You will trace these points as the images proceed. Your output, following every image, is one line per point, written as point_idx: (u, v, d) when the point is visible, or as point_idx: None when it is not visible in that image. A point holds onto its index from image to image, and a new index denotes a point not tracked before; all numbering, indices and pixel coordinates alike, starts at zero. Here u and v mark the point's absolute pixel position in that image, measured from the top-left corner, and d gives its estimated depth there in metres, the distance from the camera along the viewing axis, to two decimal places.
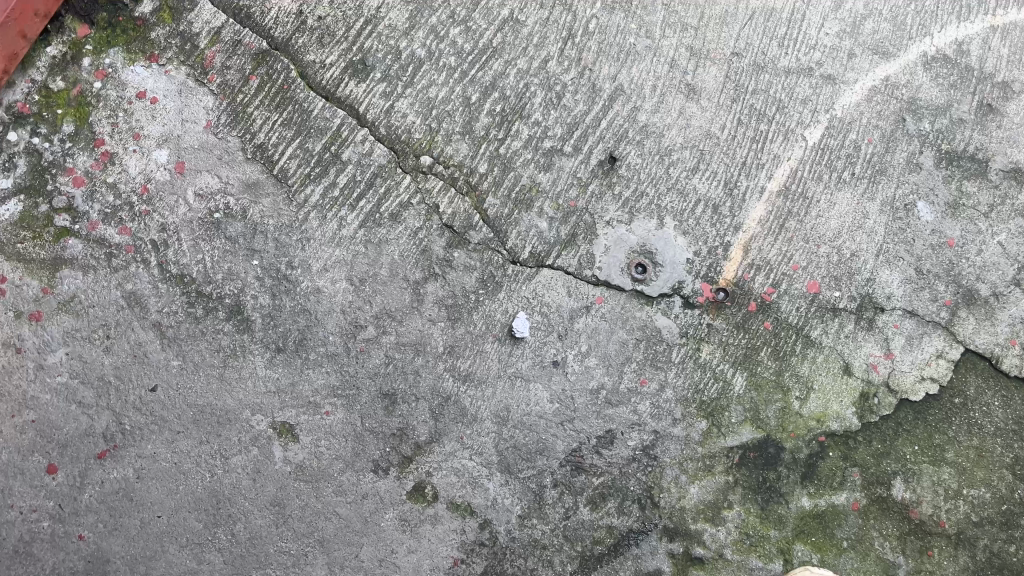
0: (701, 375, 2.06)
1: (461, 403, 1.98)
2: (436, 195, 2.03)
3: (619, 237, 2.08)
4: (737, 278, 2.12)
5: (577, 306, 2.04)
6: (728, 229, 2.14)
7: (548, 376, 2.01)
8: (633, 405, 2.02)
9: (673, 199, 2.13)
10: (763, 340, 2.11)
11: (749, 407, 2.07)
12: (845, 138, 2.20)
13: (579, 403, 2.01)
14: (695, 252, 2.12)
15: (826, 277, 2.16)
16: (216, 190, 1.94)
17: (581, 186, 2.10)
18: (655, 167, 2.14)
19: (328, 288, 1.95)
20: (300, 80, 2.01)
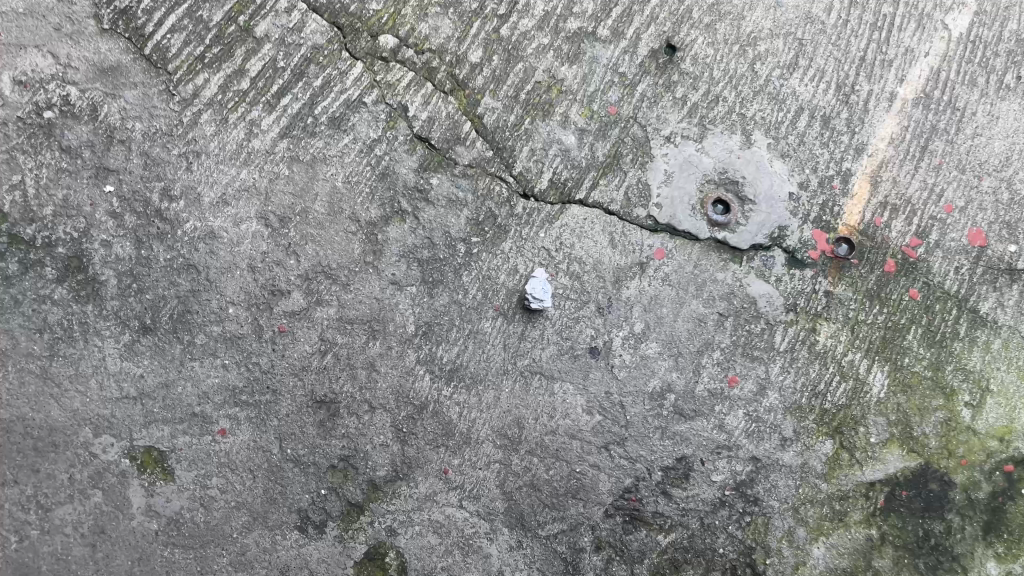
0: (820, 371, 1.32)
1: (444, 415, 1.23)
2: (403, 93, 1.30)
3: (686, 159, 1.36)
4: (864, 223, 1.39)
5: (626, 263, 1.30)
6: (846, 150, 1.41)
7: (582, 371, 1.26)
8: (718, 417, 1.27)
9: (763, 105, 1.41)
10: (909, 317, 1.36)
11: (896, 421, 1.32)
12: (1003, 29, 1.43)
13: (632, 415, 1.26)
14: (801, 184, 1.39)
15: (996, 223, 1.39)
16: (51, 77, 1.22)
17: (627, 85, 1.38)
18: (734, 62, 1.41)
19: (229, 232, 1.21)
20: None
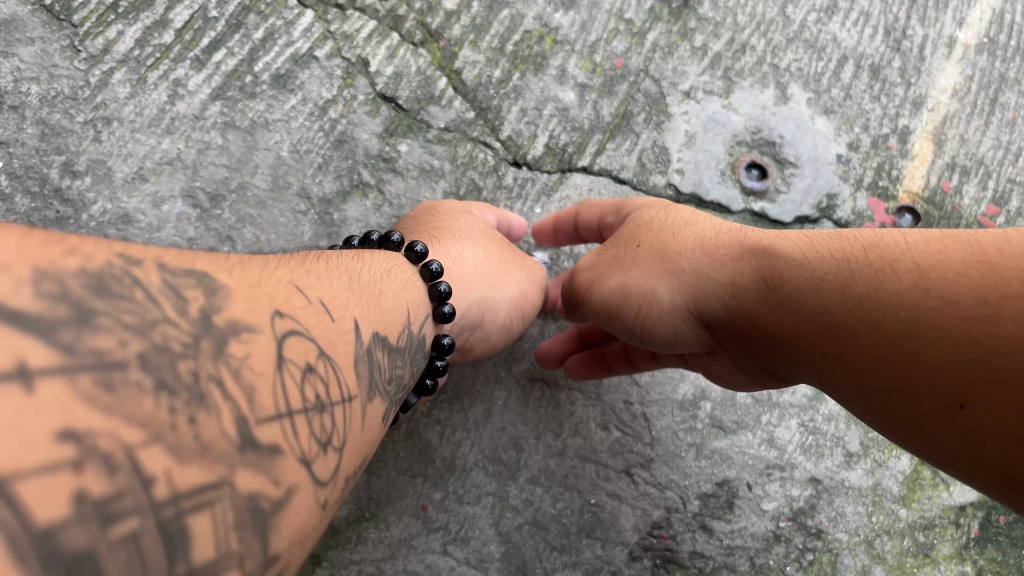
0: None
1: (421, 436, 0.97)
2: (364, 46, 1.08)
3: (711, 117, 1.13)
4: (929, 188, 1.15)
5: None
6: (902, 104, 1.19)
7: (595, 376, 1.02)
8: (765, 430, 1.02)
9: (799, 54, 1.18)
10: None
11: None
12: None
13: (659, 430, 1.00)
14: (850, 144, 1.15)
15: None
16: None
17: (635, 34, 1.16)
18: (761, 5, 1.20)
19: (146, 215, 0.97)
20: None
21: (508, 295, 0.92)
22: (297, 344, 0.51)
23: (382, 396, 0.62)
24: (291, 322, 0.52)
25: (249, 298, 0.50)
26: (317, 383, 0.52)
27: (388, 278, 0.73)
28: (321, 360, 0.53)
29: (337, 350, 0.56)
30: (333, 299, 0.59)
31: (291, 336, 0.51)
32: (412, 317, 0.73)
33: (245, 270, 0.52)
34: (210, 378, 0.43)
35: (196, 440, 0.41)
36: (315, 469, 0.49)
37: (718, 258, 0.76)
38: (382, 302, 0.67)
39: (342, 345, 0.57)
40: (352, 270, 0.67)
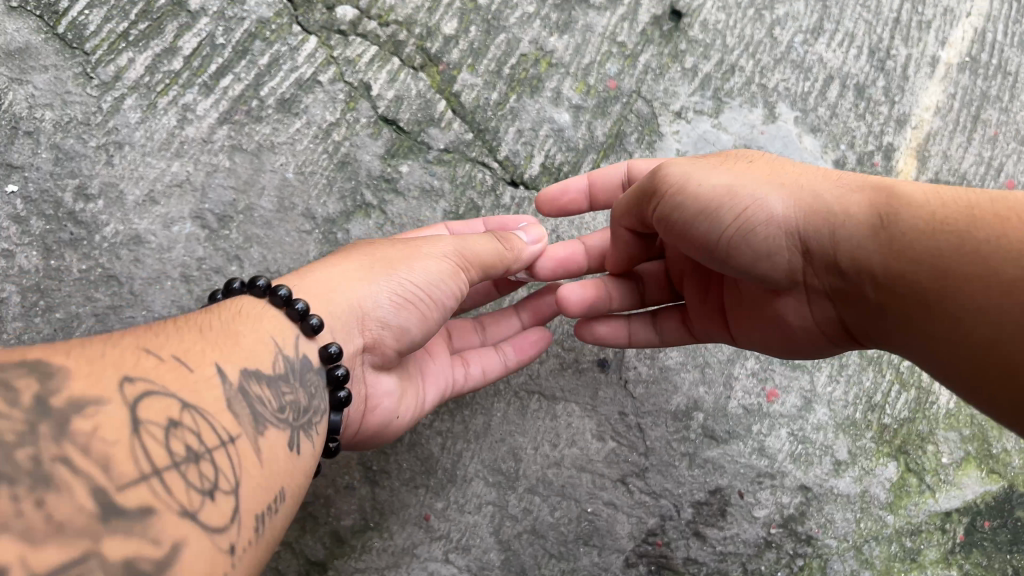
0: (876, 379, 1.10)
1: (423, 448, 1.00)
2: (366, 70, 1.11)
3: (702, 136, 1.17)
4: None
5: None
6: (886, 122, 1.23)
7: (590, 388, 1.04)
8: (756, 439, 1.05)
9: (787, 75, 1.22)
10: None
11: (971, 436, 1.11)
12: None
13: (653, 440, 1.03)
14: (836, 162, 1.19)
15: None
16: None
17: (627, 56, 1.20)
18: (751, 27, 1.24)
19: (157, 236, 1.01)
20: None
21: (393, 287, 0.88)
22: (150, 404, 0.64)
23: (274, 426, 0.74)
24: (141, 385, 0.64)
25: (93, 374, 0.62)
26: (184, 432, 0.65)
27: (240, 319, 0.79)
28: (183, 413, 0.66)
29: (204, 400, 0.69)
30: (188, 353, 0.72)
31: (139, 399, 0.63)
32: (286, 342, 0.81)
33: (87, 353, 0.64)
34: (55, 457, 0.56)
35: (63, 510, 0.54)
36: (197, 506, 0.62)
37: (838, 188, 0.79)
38: (257, 338, 0.79)
39: (211, 394, 0.70)
40: (215, 322, 0.78)
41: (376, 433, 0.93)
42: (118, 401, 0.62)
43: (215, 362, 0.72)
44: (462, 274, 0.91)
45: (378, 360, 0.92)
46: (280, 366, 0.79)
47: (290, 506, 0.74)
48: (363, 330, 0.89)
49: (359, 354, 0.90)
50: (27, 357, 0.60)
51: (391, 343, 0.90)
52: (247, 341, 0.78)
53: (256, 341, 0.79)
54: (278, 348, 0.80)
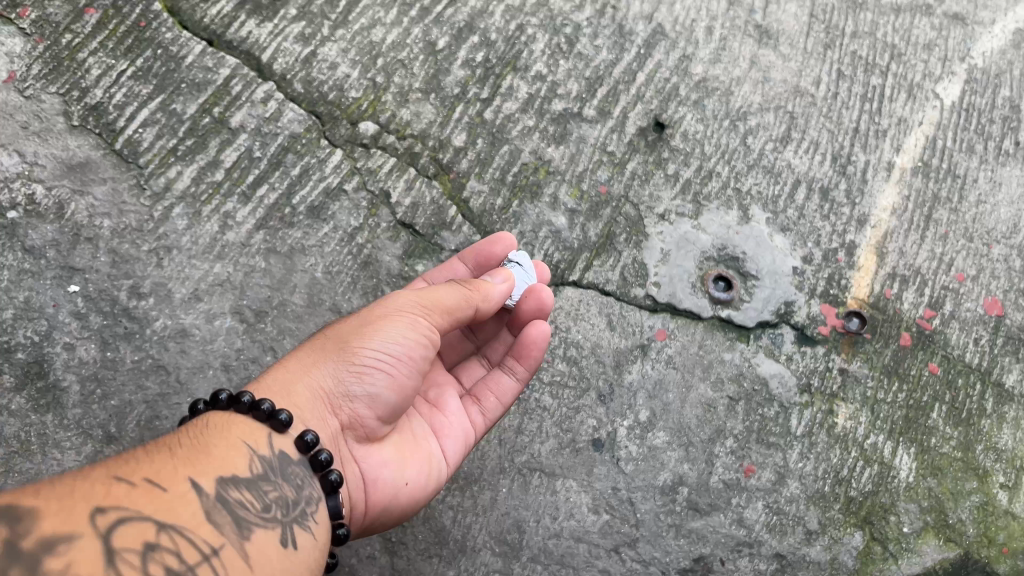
0: (842, 456, 1.22)
1: (435, 521, 1.11)
2: (385, 179, 1.26)
3: (682, 236, 1.31)
4: (873, 295, 1.33)
5: (627, 346, 1.23)
6: (848, 222, 1.37)
7: (585, 465, 1.16)
8: (736, 511, 1.17)
9: (758, 180, 1.38)
10: (931, 394, 1.28)
11: (929, 507, 1.22)
12: (995, 96, 1.53)
13: (643, 513, 1.15)
14: (805, 257, 1.33)
15: (1008, 292, 1.37)
16: (14, 175, 1.16)
17: (616, 165, 1.35)
18: (725, 137, 1.40)
19: (201, 329, 1.13)
20: (166, 16, 1.30)
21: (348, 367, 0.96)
22: (123, 530, 0.68)
23: (259, 527, 0.80)
24: (112, 513, 0.69)
25: (65, 511, 0.66)
26: (163, 554, 0.69)
27: (212, 434, 0.86)
28: (160, 533, 0.71)
29: (183, 512, 0.74)
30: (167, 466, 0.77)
31: (115, 528, 0.68)
32: (260, 445, 0.88)
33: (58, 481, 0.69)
34: None
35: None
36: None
37: None
38: (228, 444, 0.85)
39: (191, 504, 0.75)
40: (191, 440, 0.84)
41: (393, 503, 0.99)
42: (87, 530, 0.66)
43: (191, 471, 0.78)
44: (427, 317, 1.01)
45: (359, 437, 0.99)
46: (259, 466, 0.86)
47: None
48: (340, 413, 0.96)
49: (342, 436, 0.97)
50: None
51: (365, 413, 0.97)
52: (225, 454, 0.84)
53: (233, 451, 0.85)
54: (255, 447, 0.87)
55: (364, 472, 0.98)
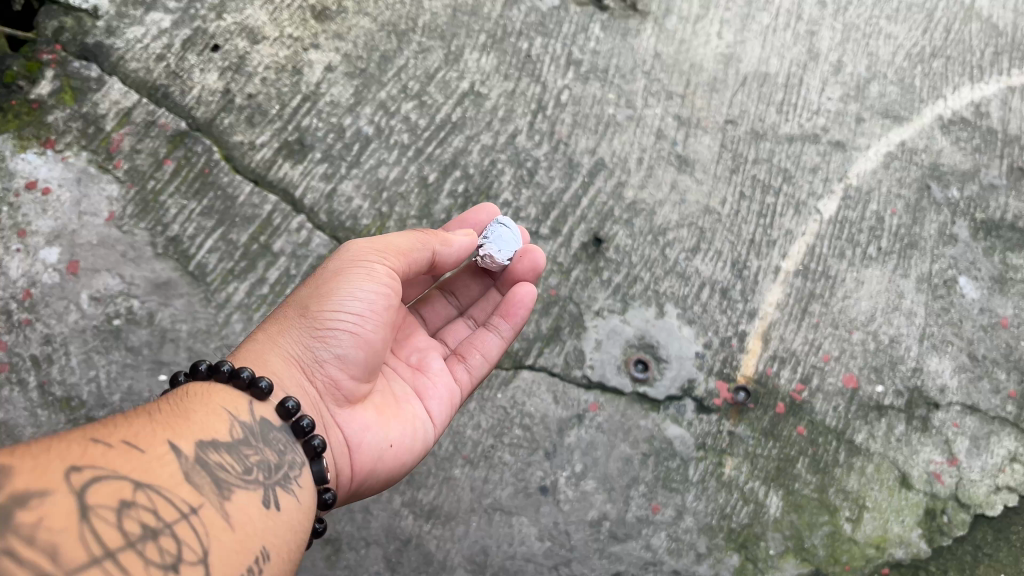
0: (727, 497, 1.65)
1: (425, 547, 1.56)
2: None
3: (612, 329, 1.74)
4: (758, 373, 1.75)
5: (568, 415, 1.66)
6: (741, 315, 1.80)
7: (534, 505, 1.59)
8: (645, 539, 1.59)
9: (672, 282, 1.80)
10: (798, 450, 1.71)
11: (790, 536, 1.64)
12: (865, 210, 1.96)
13: (576, 540, 1.58)
14: (706, 344, 1.76)
15: (863, 369, 1.80)
16: (117, 292, 1.59)
17: (563, 272, 1.79)
18: (648, 249, 1.83)
19: None
20: (224, 163, 1.73)
21: (326, 335, 1.32)
22: (101, 488, 0.88)
23: (233, 489, 1.04)
24: (85, 474, 0.88)
25: (35, 476, 0.84)
26: (138, 510, 0.90)
27: (198, 407, 1.12)
28: (136, 491, 0.91)
29: (161, 478, 0.96)
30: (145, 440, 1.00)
31: (87, 488, 0.87)
32: (240, 412, 1.16)
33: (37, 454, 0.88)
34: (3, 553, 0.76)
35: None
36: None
37: None
38: (211, 415, 1.12)
39: (168, 472, 0.97)
40: (178, 414, 1.09)
41: (388, 448, 1.38)
42: (59, 490, 0.84)
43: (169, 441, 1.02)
44: (387, 278, 1.37)
45: (343, 401, 1.35)
46: (236, 433, 1.13)
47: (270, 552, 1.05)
48: (319, 377, 1.33)
49: (329, 395, 1.34)
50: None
51: (342, 376, 1.34)
52: (202, 429, 1.08)
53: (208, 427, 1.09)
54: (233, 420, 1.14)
55: (352, 429, 1.34)
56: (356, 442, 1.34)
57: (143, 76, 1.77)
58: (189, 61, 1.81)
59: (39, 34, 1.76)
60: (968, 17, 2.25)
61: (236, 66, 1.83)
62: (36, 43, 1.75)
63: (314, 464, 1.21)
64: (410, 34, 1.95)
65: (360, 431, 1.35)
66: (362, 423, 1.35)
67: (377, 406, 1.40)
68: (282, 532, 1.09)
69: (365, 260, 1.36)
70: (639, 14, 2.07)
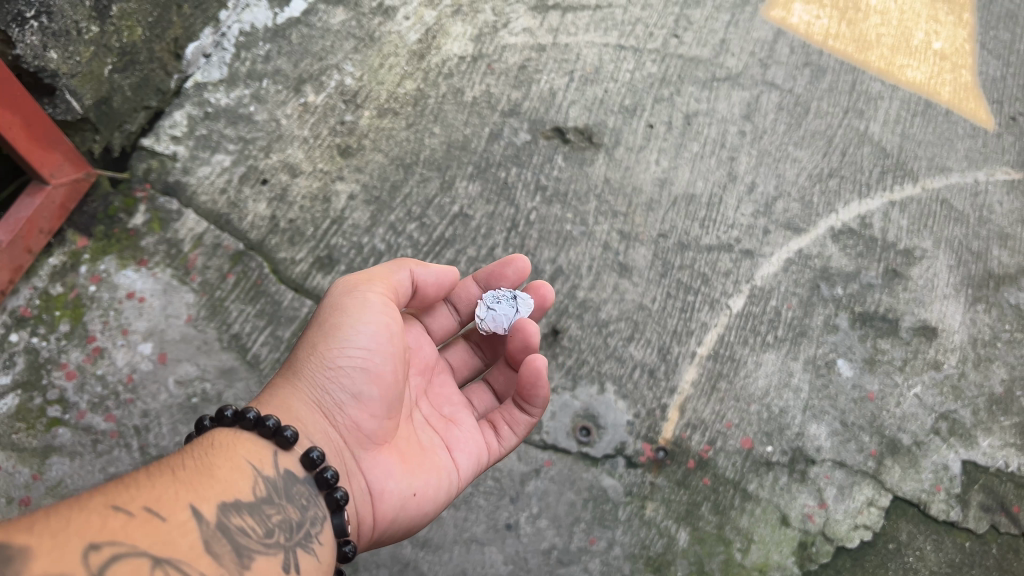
0: (647, 532, 2.19)
1: (420, 568, 2.11)
2: None
3: (563, 403, 2.31)
4: (674, 437, 2.30)
5: (528, 469, 2.23)
6: (664, 391, 2.36)
7: (500, 538, 2.15)
8: (584, 564, 2.14)
9: (612, 365, 2.37)
10: (703, 495, 2.24)
11: (693, 562, 2.17)
12: (766, 305, 2.50)
13: (531, 564, 2.13)
14: (635, 414, 2.32)
15: (758, 433, 2.33)
16: (194, 377, 2.18)
17: None
18: (594, 338, 2.40)
19: None
20: (272, 275, 2.33)
21: (342, 380, 1.78)
22: (117, 566, 1.24)
23: (256, 557, 1.43)
24: (104, 554, 1.24)
25: (61, 560, 1.19)
26: None
27: (229, 475, 1.53)
28: (153, 568, 1.27)
29: (179, 548, 1.33)
30: (168, 507, 1.38)
31: (107, 566, 1.23)
32: (264, 467, 1.61)
33: (62, 534, 1.24)
34: None
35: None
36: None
37: None
38: (240, 485, 1.53)
39: (185, 540, 1.35)
40: (214, 484, 1.49)
41: (407, 494, 1.84)
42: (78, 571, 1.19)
43: (189, 505, 1.41)
44: (382, 308, 1.83)
45: (368, 449, 1.83)
46: (259, 491, 1.55)
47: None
48: (344, 424, 1.80)
49: (353, 440, 1.81)
50: (1, 551, 1.17)
51: (366, 422, 1.81)
52: (228, 503, 1.47)
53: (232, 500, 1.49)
54: (254, 473, 1.58)
55: (376, 475, 1.81)
56: (373, 492, 1.80)
57: (211, 206, 2.40)
58: (245, 194, 2.43)
59: (132, 174, 2.40)
60: (861, 141, 2.79)
61: (280, 196, 2.44)
62: (131, 181, 2.39)
63: (334, 519, 1.65)
64: (413, 166, 2.54)
65: (378, 484, 1.81)
66: (384, 473, 1.82)
67: (401, 459, 1.87)
68: None
69: (371, 308, 1.82)
70: (593, 146, 2.67)
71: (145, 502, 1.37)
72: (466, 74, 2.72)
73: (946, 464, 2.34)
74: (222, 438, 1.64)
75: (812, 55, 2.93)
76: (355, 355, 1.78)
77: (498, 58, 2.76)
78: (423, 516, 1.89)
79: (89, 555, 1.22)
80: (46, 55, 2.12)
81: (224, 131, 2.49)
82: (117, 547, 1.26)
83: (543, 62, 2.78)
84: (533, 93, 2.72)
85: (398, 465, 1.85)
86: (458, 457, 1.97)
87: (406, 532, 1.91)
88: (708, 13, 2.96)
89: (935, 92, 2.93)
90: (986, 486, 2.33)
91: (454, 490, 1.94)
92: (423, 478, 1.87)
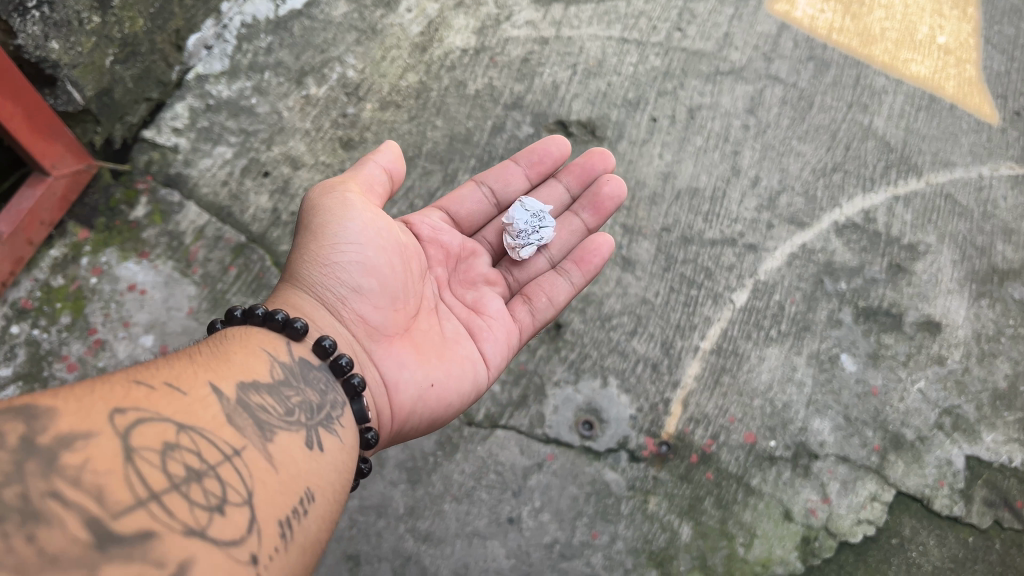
0: (650, 527, 2.18)
1: (422, 562, 2.10)
2: None
3: (566, 396, 2.30)
4: (677, 431, 2.29)
5: (530, 463, 2.23)
6: (666, 385, 2.35)
7: (503, 531, 2.15)
8: (586, 558, 2.14)
9: (614, 359, 2.36)
10: (706, 490, 2.23)
11: (696, 557, 2.16)
12: (770, 299, 2.49)
13: (534, 558, 2.12)
14: (638, 408, 2.31)
15: (761, 427, 2.32)
16: None
17: (530, 351, 2.36)
18: (597, 332, 2.40)
19: None
20: (274, 268, 2.31)
21: (340, 276, 1.80)
22: (145, 427, 1.23)
23: (277, 432, 1.45)
24: (130, 416, 1.23)
25: (87, 418, 1.18)
26: (183, 452, 1.25)
27: (243, 357, 1.54)
28: (179, 433, 1.27)
29: (201, 418, 1.33)
30: (187, 384, 1.39)
31: (136, 427, 1.22)
32: (278, 352, 1.62)
33: (87, 398, 1.22)
34: (47, 493, 1.06)
35: (58, 536, 1.03)
36: (198, 502, 1.20)
37: None
38: (255, 365, 1.54)
39: (207, 412, 1.35)
40: (228, 366, 1.49)
41: (426, 383, 1.84)
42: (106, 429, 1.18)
43: (209, 384, 1.42)
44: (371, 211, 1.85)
45: (380, 341, 1.84)
46: (275, 373, 1.56)
47: (304, 480, 1.43)
48: (350, 316, 1.81)
49: (364, 331, 1.82)
50: (28, 407, 1.14)
51: (371, 313, 1.82)
52: (243, 381, 1.48)
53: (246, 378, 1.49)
54: (270, 358, 1.58)
55: (391, 365, 1.82)
56: (390, 382, 1.81)
57: (212, 198, 2.39)
58: (246, 186, 2.42)
59: (133, 166, 2.40)
60: (865, 136, 2.78)
61: (282, 189, 2.43)
62: (132, 173, 2.39)
63: (354, 404, 1.65)
64: (416, 159, 2.53)
65: (394, 373, 1.82)
66: (398, 363, 1.83)
67: (416, 351, 1.88)
68: (320, 470, 1.49)
69: (352, 206, 1.82)
70: (596, 139, 2.66)
71: (163, 380, 1.37)
72: (468, 67, 2.70)
73: (950, 459, 2.33)
74: (235, 332, 1.63)
75: (815, 49, 2.92)
76: (350, 253, 1.80)
77: (500, 51, 2.75)
78: (446, 407, 1.89)
79: (116, 417, 1.21)
80: (48, 45, 2.10)
81: (225, 124, 2.49)
82: (143, 412, 1.25)
83: (545, 55, 2.77)
84: (535, 86, 2.71)
85: (414, 356, 1.87)
86: (482, 348, 1.99)
87: (430, 426, 1.91)
88: (711, 7, 2.95)
89: (939, 87, 2.92)
90: (989, 481, 2.33)
91: (478, 380, 1.95)
92: (440, 368, 1.88)
